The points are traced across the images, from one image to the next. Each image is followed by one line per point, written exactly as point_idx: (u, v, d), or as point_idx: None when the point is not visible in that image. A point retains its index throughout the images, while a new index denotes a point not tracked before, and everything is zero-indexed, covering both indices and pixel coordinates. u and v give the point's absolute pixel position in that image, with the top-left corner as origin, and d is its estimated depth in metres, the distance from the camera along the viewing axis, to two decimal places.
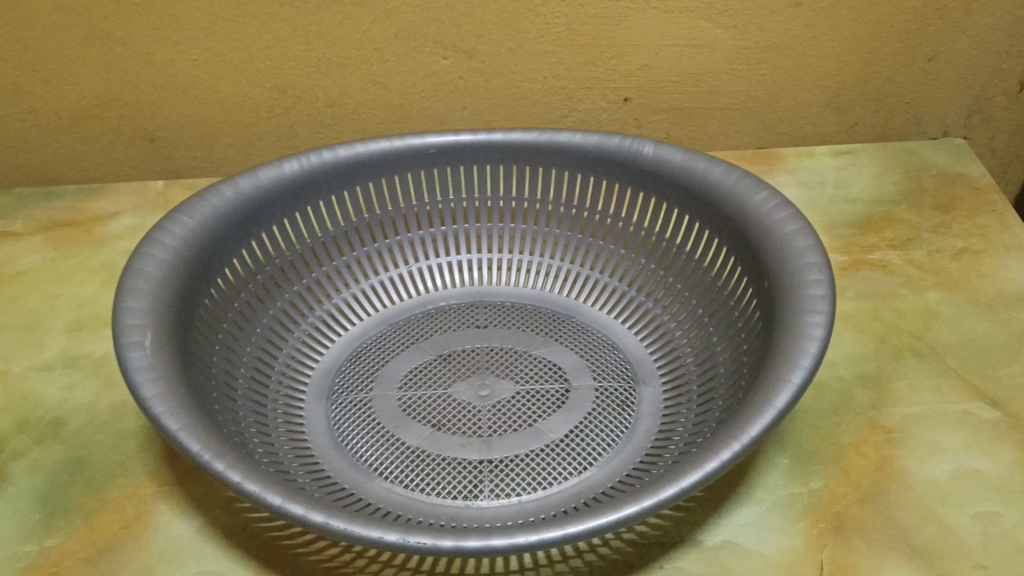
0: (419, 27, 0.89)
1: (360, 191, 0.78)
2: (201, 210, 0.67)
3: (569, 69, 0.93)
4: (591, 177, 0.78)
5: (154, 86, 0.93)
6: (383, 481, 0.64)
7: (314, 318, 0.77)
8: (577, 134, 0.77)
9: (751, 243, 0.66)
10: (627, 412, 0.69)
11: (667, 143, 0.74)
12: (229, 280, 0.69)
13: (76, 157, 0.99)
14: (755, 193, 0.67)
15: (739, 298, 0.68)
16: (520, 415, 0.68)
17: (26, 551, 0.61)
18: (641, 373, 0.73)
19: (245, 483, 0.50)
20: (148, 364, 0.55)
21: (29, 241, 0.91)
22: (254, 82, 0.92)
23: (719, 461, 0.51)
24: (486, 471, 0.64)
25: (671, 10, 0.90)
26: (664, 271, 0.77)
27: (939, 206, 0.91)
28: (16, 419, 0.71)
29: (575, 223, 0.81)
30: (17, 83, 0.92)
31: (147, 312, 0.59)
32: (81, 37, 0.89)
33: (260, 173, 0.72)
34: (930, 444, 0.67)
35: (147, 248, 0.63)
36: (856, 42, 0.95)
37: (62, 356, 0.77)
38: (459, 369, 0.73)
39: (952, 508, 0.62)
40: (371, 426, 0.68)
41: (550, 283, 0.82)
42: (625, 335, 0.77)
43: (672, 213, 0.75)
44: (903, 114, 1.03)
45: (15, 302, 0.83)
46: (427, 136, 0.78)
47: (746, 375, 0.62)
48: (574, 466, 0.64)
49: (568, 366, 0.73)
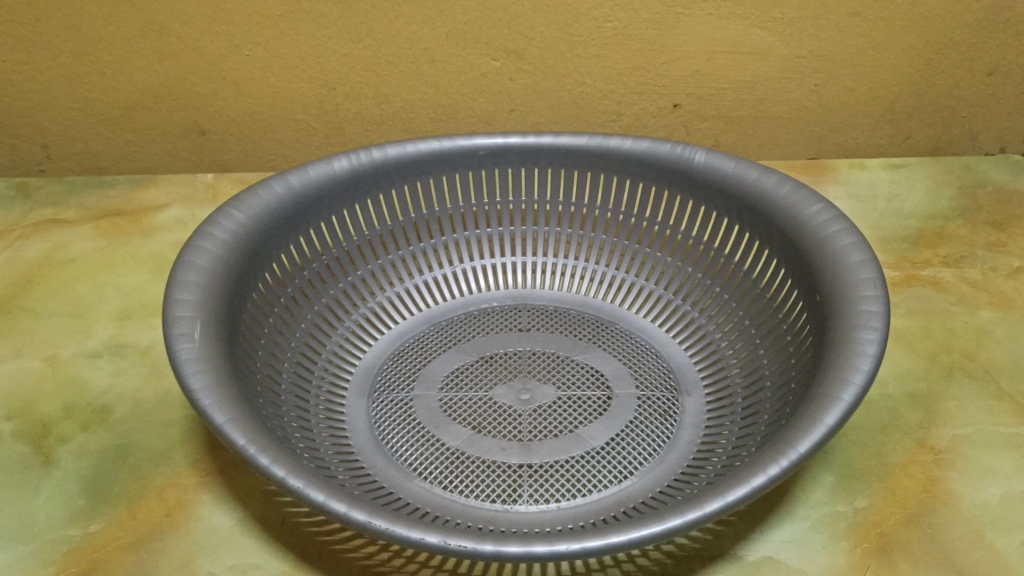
0: (471, 27, 0.89)
1: (407, 190, 0.78)
2: (252, 204, 0.68)
3: (619, 73, 0.93)
4: (639, 183, 0.77)
5: (207, 80, 0.94)
6: (422, 481, 0.64)
7: (358, 315, 0.78)
8: (628, 140, 0.76)
9: (803, 256, 0.65)
10: (669, 422, 0.68)
11: (719, 151, 0.74)
12: (276, 275, 0.70)
13: (127, 148, 1.00)
14: (808, 206, 0.66)
15: (789, 311, 0.66)
16: (561, 420, 0.68)
17: (69, 535, 0.62)
18: (684, 383, 0.72)
19: (289, 478, 0.50)
20: (196, 356, 0.56)
21: (80, 229, 0.92)
22: (305, 78, 0.93)
23: (766, 477, 0.50)
24: (526, 476, 0.64)
25: (726, 16, 0.89)
26: (711, 282, 0.76)
27: (995, 223, 0.90)
28: (63, 404, 0.72)
29: (621, 229, 0.81)
30: (73, 73, 0.94)
31: (197, 304, 0.59)
32: (137, 29, 0.90)
33: (310, 170, 0.72)
34: (980, 467, 0.65)
35: (199, 240, 0.63)
36: (914, 53, 0.93)
37: (109, 344, 0.78)
38: (501, 372, 0.73)
39: (1002, 533, 0.60)
40: (411, 426, 0.68)
41: (594, 289, 0.81)
42: (670, 344, 0.76)
43: (721, 222, 0.74)
44: (960, 128, 1.01)
45: (65, 288, 0.84)
46: (476, 138, 0.78)
47: (794, 390, 0.61)
48: (615, 475, 0.64)
49: (610, 373, 0.73)
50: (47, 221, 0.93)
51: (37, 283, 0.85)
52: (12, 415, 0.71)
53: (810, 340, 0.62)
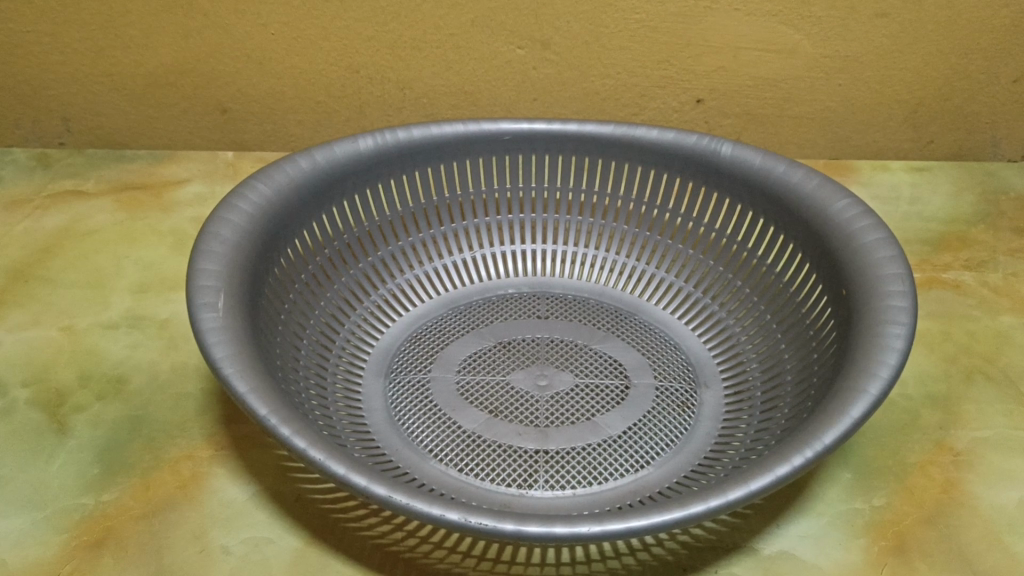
0: (498, 14, 0.88)
1: (431, 172, 0.77)
2: (277, 179, 0.68)
3: (644, 66, 0.93)
4: (663, 174, 0.77)
5: (231, 58, 0.94)
6: (438, 463, 0.64)
7: (377, 296, 0.77)
8: (653, 130, 0.76)
9: (830, 252, 0.64)
10: (687, 413, 0.68)
11: (746, 144, 0.73)
12: (299, 251, 0.70)
13: (148, 123, 1.00)
14: (835, 201, 0.66)
15: (812, 306, 0.66)
16: (579, 407, 0.68)
17: (83, 503, 0.62)
18: (703, 376, 0.72)
19: (309, 450, 0.50)
20: (219, 325, 0.55)
21: (100, 202, 0.92)
22: (329, 60, 0.93)
23: (790, 467, 0.49)
24: (542, 461, 0.64)
25: (754, 12, 0.88)
26: (732, 278, 0.76)
27: (1016, 230, 0.89)
28: (79, 373, 0.72)
29: (642, 220, 0.81)
30: (98, 46, 0.94)
31: (221, 275, 0.59)
32: (163, 3, 0.90)
33: (336, 148, 0.72)
34: (999, 470, 0.65)
35: (224, 212, 0.63)
36: (940, 57, 0.93)
37: (126, 316, 0.78)
38: (519, 358, 0.72)
39: (1020, 536, 0.60)
40: (427, 407, 0.68)
41: (614, 280, 0.81)
42: (689, 336, 0.76)
43: (746, 215, 0.74)
44: (983, 134, 1.00)
45: (82, 260, 0.84)
46: (501, 123, 0.77)
47: (816, 385, 0.61)
48: (631, 464, 0.64)
49: (628, 363, 0.72)
50: (67, 193, 0.93)
51: (55, 253, 0.85)
52: (27, 382, 0.71)
53: (834, 336, 0.61)
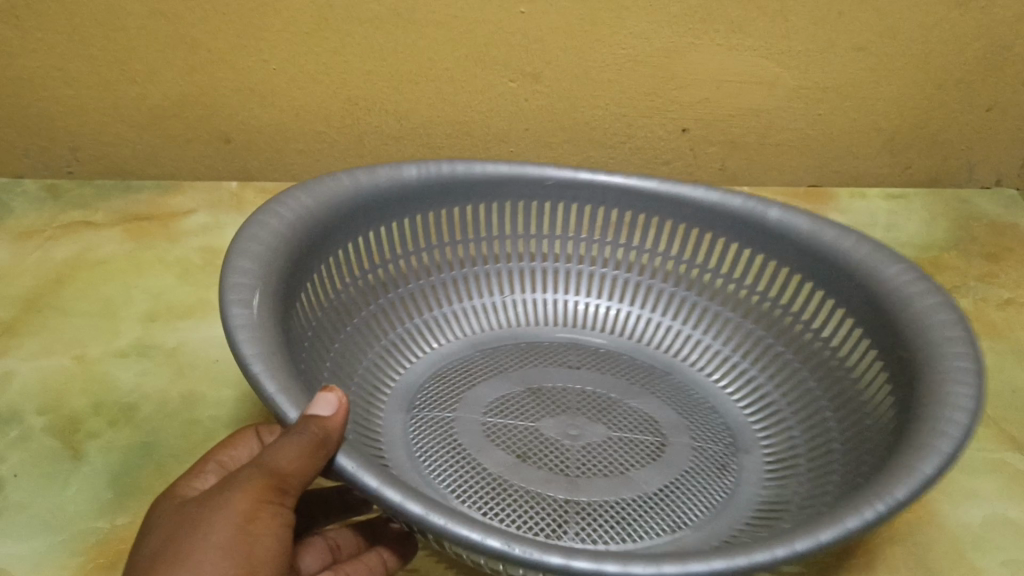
0: (489, 49, 0.92)
1: (463, 211, 0.82)
2: (320, 192, 0.71)
3: (631, 98, 0.96)
4: (695, 229, 0.82)
5: (234, 91, 0.97)
6: (459, 504, 0.65)
7: (397, 334, 0.80)
8: (699, 189, 0.81)
9: (887, 313, 0.67)
10: (728, 478, 0.70)
11: (795, 209, 0.77)
12: (333, 265, 0.72)
13: (153, 152, 1.04)
14: (887, 268, 0.69)
15: (864, 372, 0.69)
16: (612, 462, 0.69)
17: (98, 526, 0.65)
18: (742, 443, 0.75)
19: (344, 466, 0.48)
20: (249, 322, 0.55)
21: (109, 232, 0.96)
22: (328, 94, 0.96)
23: (873, 514, 0.46)
24: (572, 512, 0.65)
25: (735, 47, 0.92)
26: (773, 342, 0.80)
27: (987, 254, 0.95)
28: (92, 401, 0.76)
29: (673, 269, 0.86)
30: (105, 81, 0.97)
31: (255, 274, 0.59)
32: (168, 42, 0.93)
33: (379, 172, 0.76)
34: (965, 490, 0.69)
35: (264, 216, 0.65)
36: (915, 88, 0.97)
37: (136, 344, 0.82)
38: (548, 407, 0.75)
39: (983, 553, 0.64)
40: (452, 446, 0.70)
41: (646, 333, 0.86)
42: (720, 400, 0.80)
43: (789, 274, 0.78)
44: (958, 160, 1.04)
45: (92, 289, 0.88)
46: (547, 168, 0.82)
47: (870, 456, 0.62)
48: (667, 525, 0.65)
49: (664, 421, 0.75)
50: (77, 223, 0.97)
51: (66, 283, 0.88)
52: (43, 410, 0.74)
53: (892, 401, 0.63)
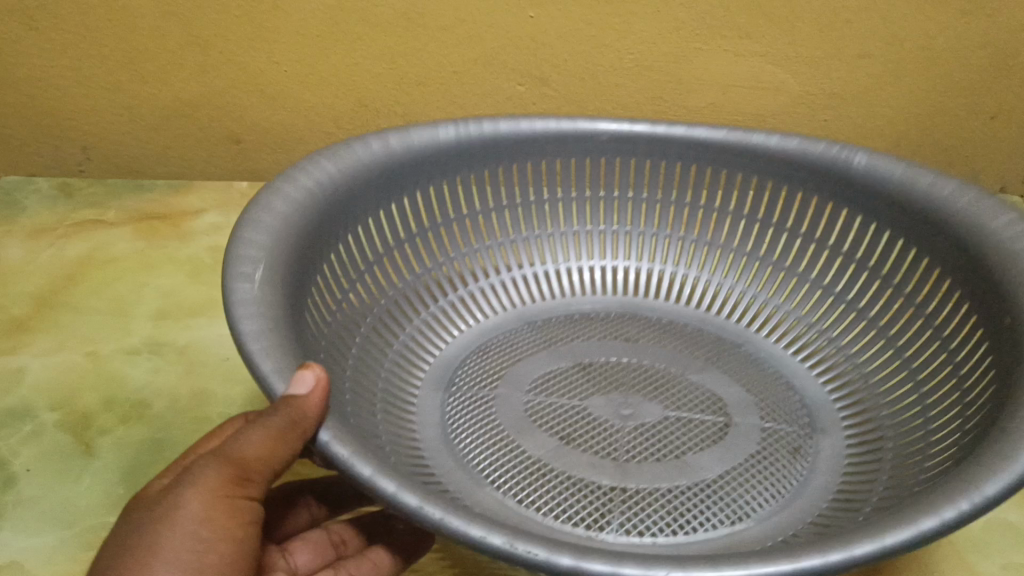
0: (498, 53, 0.93)
1: (494, 173, 0.80)
2: (344, 157, 0.69)
3: (639, 102, 0.97)
4: (748, 177, 0.80)
5: (245, 92, 0.98)
6: (494, 490, 0.65)
7: (426, 314, 0.80)
8: (775, 136, 0.78)
9: (985, 267, 0.64)
10: (801, 463, 0.68)
11: (884, 153, 0.74)
12: (357, 238, 0.71)
13: (165, 152, 1.05)
14: (995, 217, 0.65)
15: (960, 347, 0.66)
16: (667, 445, 0.69)
17: (110, 521, 0.66)
18: (821, 423, 0.73)
19: (355, 465, 0.45)
20: (253, 298, 0.53)
21: (121, 230, 0.97)
22: (339, 96, 0.97)
23: (958, 511, 0.43)
24: (617, 499, 0.64)
25: (743, 53, 0.93)
26: (864, 309, 0.78)
27: None
28: (104, 397, 0.77)
29: (727, 228, 0.84)
30: (118, 81, 0.98)
31: (262, 247, 0.58)
32: (181, 43, 0.94)
33: (413, 134, 0.75)
34: None
35: (280, 183, 0.64)
36: (921, 94, 0.97)
37: (147, 342, 0.83)
38: (599, 384, 0.75)
39: (984, 556, 0.65)
40: (489, 425, 0.70)
41: (712, 303, 0.85)
42: (801, 375, 0.78)
43: (869, 228, 0.76)
44: (963, 166, 1.05)
45: (104, 287, 0.89)
46: (567, 121, 0.80)
47: (964, 433, 0.59)
48: (727, 515, 0.64)
49: (731, 400, 0.74)
50: (90, 221, 0.98)
51: (78, 281, 0.89)
52: (55, 406, 0.75)
53: (993, 368, 0.60)
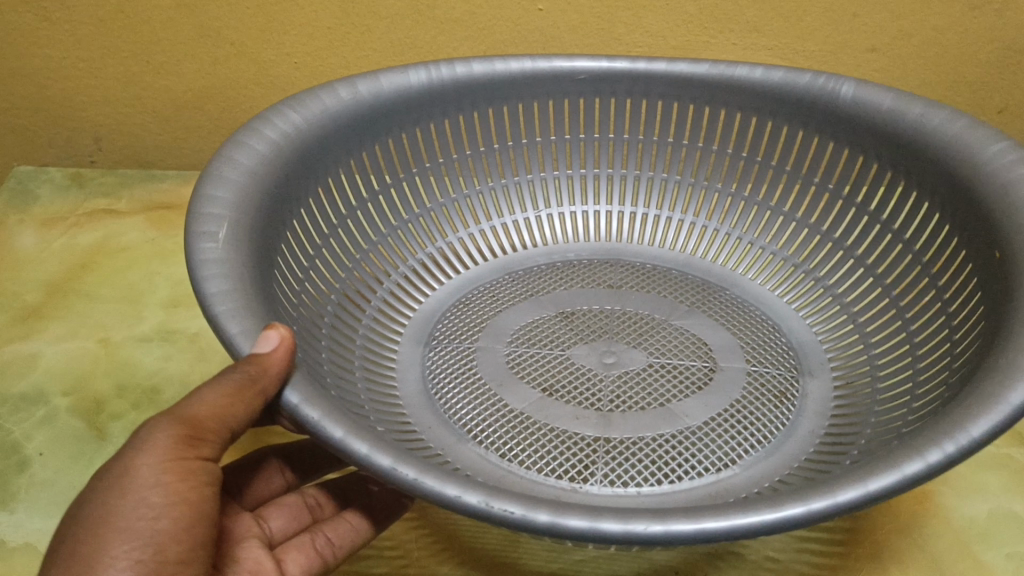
0: (507, 45, 0.94)
1: (475, 118, 0.80)
2: (311, 107, 0.69)
3: None
4: (742, 115, 0.80)
5: (256, 84, 0.99)
6: (477, 446, 0.66)
7: (405, 268, 0.81)
8: (757, 70, 0.77)
9: (973, 199, 0.63)
10: (788, 406, 0.69)
11: (869, 83, 0.73)
12: (326, 191, 0.72)
13: (176, 141, 1.06)
14: (988, 145, 0.64)
15: (950, 280, 0.66)
16: (651, 393, 0.69)
17: None
18: (808, 365, 0.74)
19: (324, 424, 0.46)
20: (219, 258, 0.53)
21: (132, 219, 0.98)
22: None
23: (942, 454, 0.44)
24: (601, 451, 0.65)
25: (750, 47, 0.93)
26: (852, 248, 0.78)
27: None
28: (116, 383, 0.77)
29: (712, 170, 0.84)
30: (130, 72, 0.99)
31: (227, 205, 0.58)
32: (193, 35, 0.95)
33: (383, 80, 0.75)
34: (971, 484, 0.70)
35: (246, 136, 0.64)
36: (928, 88, 0.98)
37: (158, 329, 0.83)
38: (581, 333, 0.76)
39: (988, 546, 0.65)
40: (470, 379, 0.72)
41: (698, 249, 0.86)
42: (791, 318, 0.79)
43: (856, 160, 0.75)
44: None
45: (116, 276, 0.90)
46: (576, 61, 0.80)
47: (953, 371, 0.59)
48: (714, 463, 0.65)
49: (716, 345, 0.75)
50: (102, 210, 0.99)
51: (91, 269, 0.90)
52: (68, 392, 0.76)
53: (981, 303, 0.60)
